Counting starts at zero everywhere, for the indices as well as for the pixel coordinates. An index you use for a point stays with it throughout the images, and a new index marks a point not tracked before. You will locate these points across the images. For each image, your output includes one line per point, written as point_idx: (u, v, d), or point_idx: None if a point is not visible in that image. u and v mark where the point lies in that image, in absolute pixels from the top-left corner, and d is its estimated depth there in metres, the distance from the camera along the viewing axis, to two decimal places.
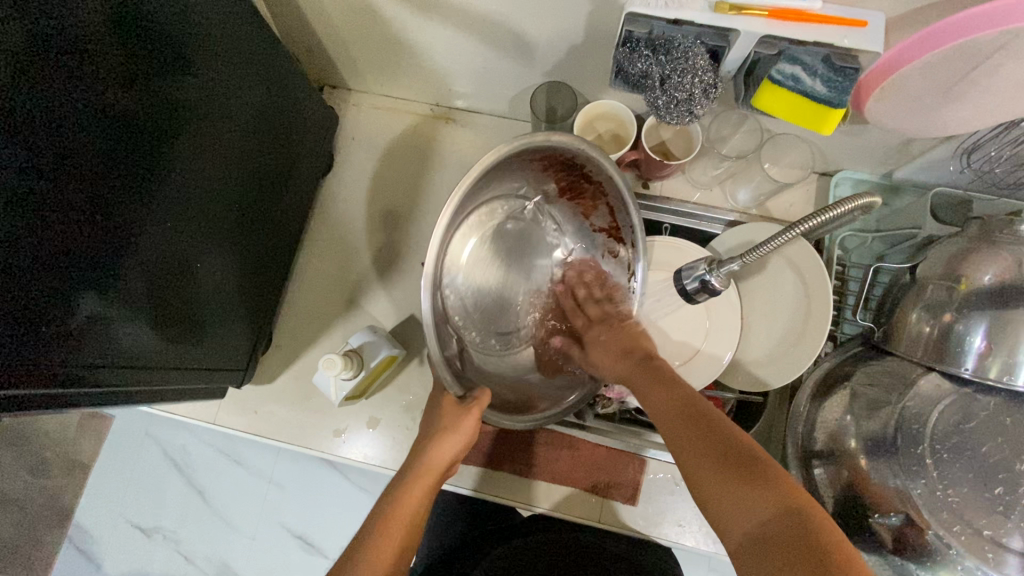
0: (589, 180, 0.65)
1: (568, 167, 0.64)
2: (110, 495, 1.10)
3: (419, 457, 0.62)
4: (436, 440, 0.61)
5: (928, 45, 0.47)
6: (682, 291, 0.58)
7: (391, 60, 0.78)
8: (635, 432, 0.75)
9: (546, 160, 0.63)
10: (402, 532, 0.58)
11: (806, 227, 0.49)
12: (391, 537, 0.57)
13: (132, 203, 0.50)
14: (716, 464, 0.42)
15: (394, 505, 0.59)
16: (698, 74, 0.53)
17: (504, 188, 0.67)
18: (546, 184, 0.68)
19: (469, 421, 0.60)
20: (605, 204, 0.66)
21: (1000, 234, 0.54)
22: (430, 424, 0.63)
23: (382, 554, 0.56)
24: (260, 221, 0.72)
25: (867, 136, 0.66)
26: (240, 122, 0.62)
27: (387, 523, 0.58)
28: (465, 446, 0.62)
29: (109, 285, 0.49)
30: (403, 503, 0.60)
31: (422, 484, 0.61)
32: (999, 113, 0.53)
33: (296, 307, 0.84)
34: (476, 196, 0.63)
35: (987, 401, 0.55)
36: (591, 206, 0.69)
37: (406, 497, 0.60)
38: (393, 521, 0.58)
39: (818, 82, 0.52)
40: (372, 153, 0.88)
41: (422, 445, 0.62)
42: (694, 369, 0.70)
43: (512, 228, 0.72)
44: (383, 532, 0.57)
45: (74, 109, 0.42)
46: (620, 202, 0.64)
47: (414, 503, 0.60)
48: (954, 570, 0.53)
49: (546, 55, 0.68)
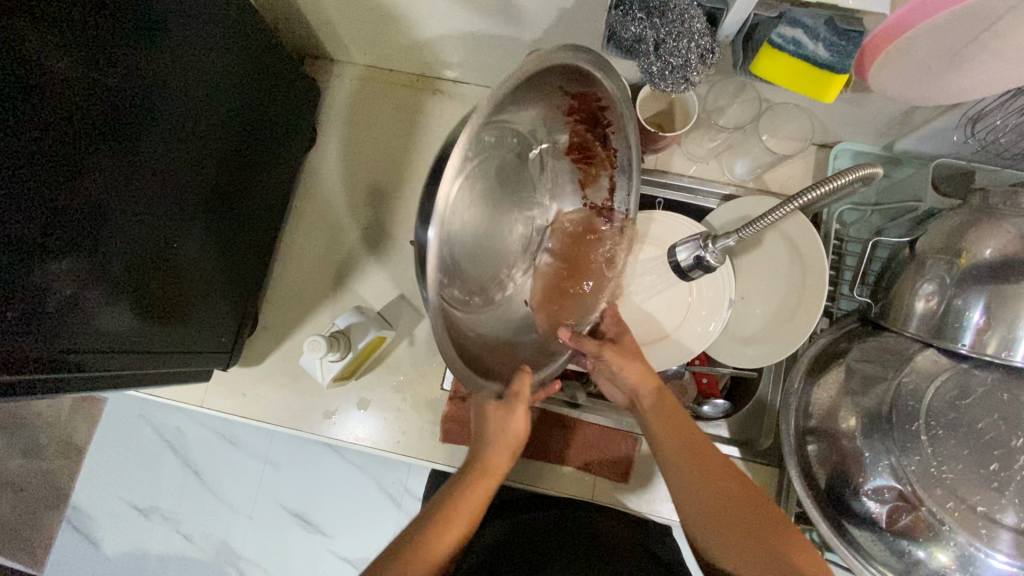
0: (606, 142, 0.60)
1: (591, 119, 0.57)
2: (106, 478, 1.09)
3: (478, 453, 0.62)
4: (495, 439, 0.62)
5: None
6: (675, 267, 0.56)
7: (373, 28, 0.75)
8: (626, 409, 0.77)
9: (574, 103, 0.55)
10: (459, 528, 0.57)
11: (806, 199, 0.47)
12: (452, 536, 0.56)
13: (102, 182, 0.47)
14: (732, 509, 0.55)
15: (453, 501, 0.58)
16: (695, 38, 0.50)
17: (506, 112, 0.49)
18: (560, 136, 0.58)
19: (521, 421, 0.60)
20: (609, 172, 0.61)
21: (1003, 206, 0.53)
22: (478, 427, 0.63)
23: (438, 549, 0.55)
24: (242, 199, 0.69)
25: (869, 105, 0.64)
26: (217, 98, 0.59)
27: (446, 515, 0.57)
28: (519, 443, 0.63)
29: (86, 267, 0.47)
30: (462, 501, 0.59)
31: (482, 486, 0.60)
32: (1006, 80, 0.51)
33: (280, 287, 0.82)
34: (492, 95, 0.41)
35: (985, 376, 0.54)
36: (591, 177, 0.61)
37: (465, 496, 0.59)
38: (452, 516, 0.57)
39: (821, 46, 0.49)
40: (356, 127, 0.85)
41: (479, 444, 0.62)
42: (674, 346, 0.70)
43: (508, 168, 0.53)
44: (443, 525, 0.56)
45: (24, 80, 0.39)
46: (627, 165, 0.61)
47: (474, 502, 0.59)
48: (946, 546, 0.53)
49: (536, 21, 0.65)
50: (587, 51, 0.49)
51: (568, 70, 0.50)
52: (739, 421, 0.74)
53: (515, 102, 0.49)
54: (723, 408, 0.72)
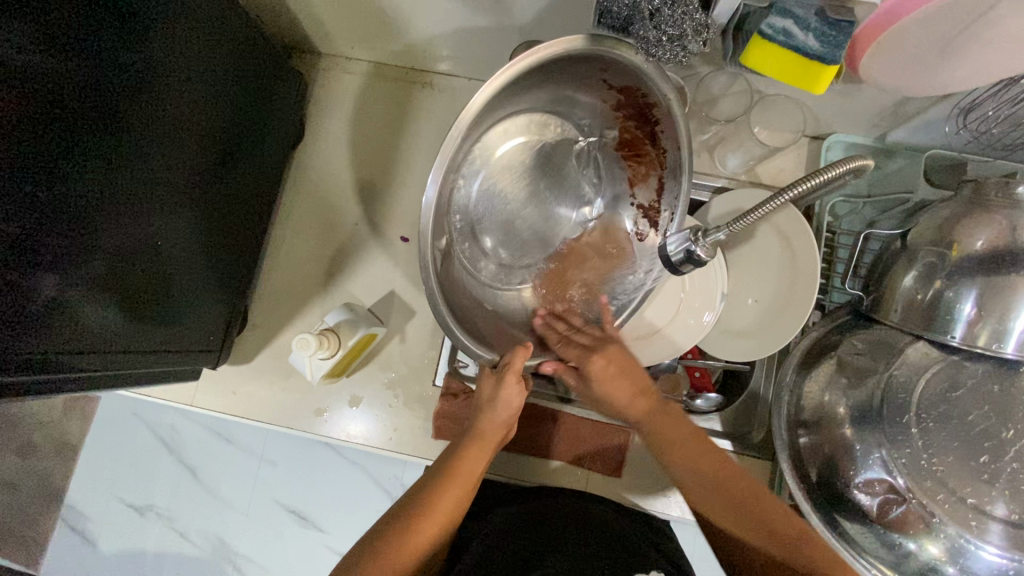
0: (655, 143, 0.62)
1: (642, 115, 0.61)
2: (99, 477, 1.08)
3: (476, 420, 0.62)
4: (487, 408, 0.61)
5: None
6: (665, 260, 0.55)
7: (361, 21, 0.74)
8: None
9: (624, 99, 0.61)
10: (462, 490, 0.58)
11: (796, 192, 0.46)
12: (450, 497, 0.57)
13: (87, 178, 0.46)
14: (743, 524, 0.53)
15: (455, 462, 0.59)
16: (690, 8, 0.50)
17: (567, 130, 0.68)
18: (610, 129, 0.66)
19: (512, 386, 0.60)
20: (659, 175, 0.64)
21: (996, 197, 0.52)
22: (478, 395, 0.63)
23: (443, 507, 0.56)
24: (230, 195, 0.69)
25: (861, 96, 0.64)
26: (204, 94, 0.58)
27: (449, 476, 0.58)
28: (515, 413, 0.62)
29: (71, 268, 0.47)
30: (464, 464, 0.59)
31: (481, 450, 0.61)
32: (998, 70, 0.51)
33: (270, 286, 0.81)
34: (549, 105, 0.65)
35: (975, 368, 0.54)
36: (640, 176, 0.66)
37: (465, 459, 0.59)
38: (452, 480, 0.58)
39: (811, 37, 0.49)
40: (345, 120, 0.84)
41: (476, 412, 0.62)
42: (667, 340, 0.69)
43: (550, 151, 0.68)
44: (445, 487, 0.57)
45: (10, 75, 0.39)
46: (674, 170, 0.62)
47: (475, 465, 0.60)
48: (937, 538, 0.53)
49: (524, 12, 0.64)
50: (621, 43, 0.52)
51: (602, 60, 0.55)
52: (733, 416, 0.74)
53: (538, 87, 0.60)
54: (716, 401, 0.74)
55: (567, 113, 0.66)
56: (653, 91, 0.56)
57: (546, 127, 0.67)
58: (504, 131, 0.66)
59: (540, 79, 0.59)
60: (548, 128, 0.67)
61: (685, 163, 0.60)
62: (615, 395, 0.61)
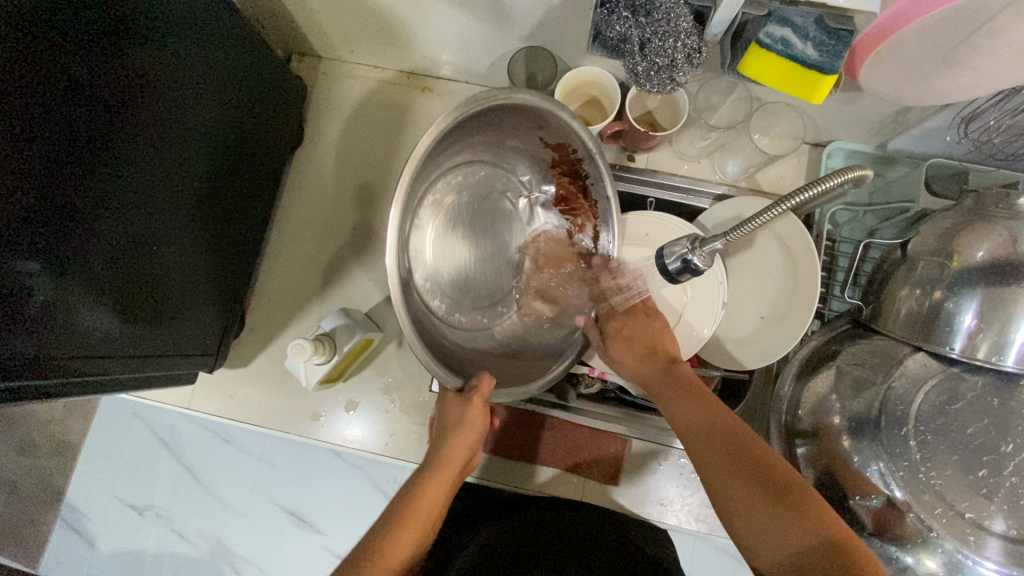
0: (586, 197, 0.66)
1: (572, 168, 0.65)
2: (98, 476, 1.08)
3: (437, 452, 0.62)
4: (451, 432, 0.61)
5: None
6: (663, 270, 0.55)
7: (359, 25, 0.74)
8: (629, 417, 0.74)
9: (558, 155, 0.65)
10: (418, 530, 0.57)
11: (797, 201, 0.46)
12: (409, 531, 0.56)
13: (90, 180, 0.47)
14: (745, 494, 0.45)
15: (414, 498, 0.58)
16: (681, 37, 0.49)
17: (505, 182, 0.69)
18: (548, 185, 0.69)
19: (473, 410, 0.59)
20: (593, 225, 0.67)
21: (997, 208, 0.52)
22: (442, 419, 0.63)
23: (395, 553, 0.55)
24: (227, 198, 0.68)
25: (862, 105, 0.63)
26: (207, 99, 0.59)
27: (406, 518, 0.57)
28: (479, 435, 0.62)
29: (68, 271, 0.47)
30: (420, 499, 0.59)
31: (442, 476, 0.61)
32: (998, 81, 0.50)
33: (267, 289, 0.81)
34: (487, 156, 0.67)
35: (975, 380, 0.53)
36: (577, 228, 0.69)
37: (422, 496, 0.59)
38: (412, 513, 0.57)
39: (809, 45, 0.48)
40: (344, 126, 0.84)
41: (440, 439, 0.62)
42: None
43: (490, 209, 0.68)
44: (399, 529, 0.56)
45: (17, 75, 0.40)
46: (605, 218, 0.65)
47: (433, 498, 0.59)
48: (935, 553, 0.52)
49: (522, 18, 0.64)
50: (530, 88, 0.57)
51: (525, 110, 0.59)
52: None
53: (464, 148, 0.63)
54: None
55: (508, 168, 0.68)
56: (585, 148, 0.61)
57: (484, 179, 0.68)
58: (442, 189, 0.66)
59: (480, 124, 0.60)
60: (487, 189, 0.68)
61: (614, 208, 0.64)
62: (630, 360, 0.62)
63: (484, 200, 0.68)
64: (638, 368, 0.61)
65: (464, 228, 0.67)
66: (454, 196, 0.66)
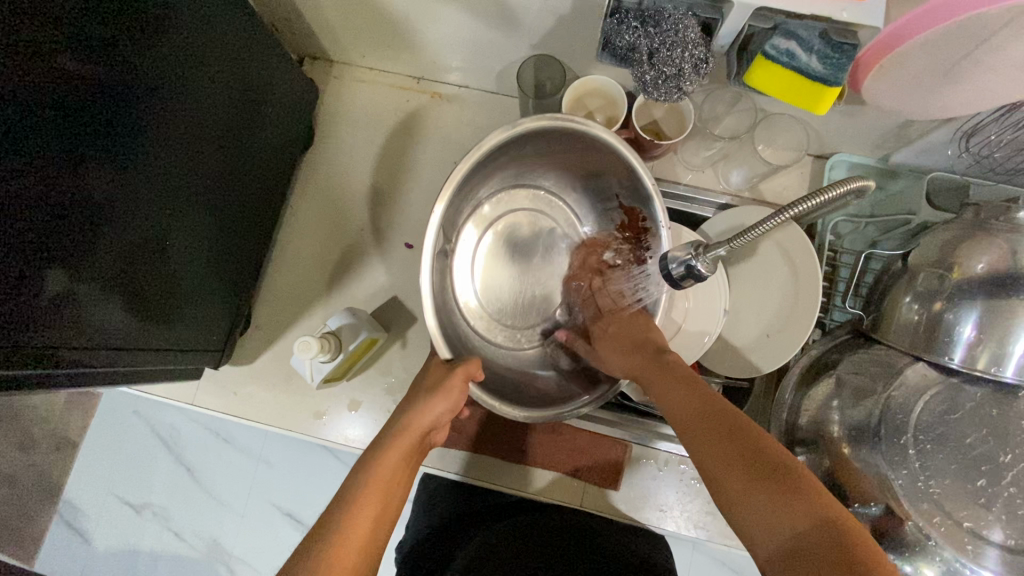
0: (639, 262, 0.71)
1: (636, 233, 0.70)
2: (97, 473, 1.08)
3: (400, 420, 0.59)
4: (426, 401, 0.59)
5: (943, 14, 0.44)
6: (666, 276, 0.56)
7: (372, 29, 0.75)
8: (637, 421, 0.74)
9: (627, 222, 0.71)
10: (381, 496, 0.53)
11: (799, 210, 0.46)
12: (367, 511, 0.52)
13: (101, 176, 0.48)
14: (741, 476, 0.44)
15: (373, 465, 0.55)
16: (689, 48, 0.50)
17: (562, 216, 0.78)
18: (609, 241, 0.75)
19: (456, 381, 0.59)
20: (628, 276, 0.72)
21: (997, 221, 0.53)
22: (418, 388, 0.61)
23: (361, 522, 0.51)
24: (238, 196, 0.69)
25: (865, 118, 0.64)
26: (219, 97, 0.60)
27: (364, 492, 0.53)
28: (452, 410, 0.60)
29: (79, 264, 0.47)
30: (380, 464, 0.55)
31: (404, 446, 0.57)
32: (1000, 95, 0.51)
33: (276, 289, 0.82)
34: (559, 191, 0.76)
35: (974, 391, 0.54)
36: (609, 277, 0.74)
37: (382, 463, 0.55)
38: (372, 488, 0.53)
39: (815, 58, 0.50)
40: (356, 129, 0.85)
41: (412, 406, 0.59)
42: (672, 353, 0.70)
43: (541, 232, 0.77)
44: (360, 498, 0.52)
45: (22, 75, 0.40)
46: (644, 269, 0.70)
47: (395, 463, 0.56)
48: (933, 561, 0.52)
49: (533, 27, 0.65)
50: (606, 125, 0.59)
51: (583, 145, 0.63)
52: None
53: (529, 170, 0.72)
54: None
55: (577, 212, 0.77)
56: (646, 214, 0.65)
57: (551, 208, 0.77)
58: (502, 205, 0.76)
59: (551, 156, 0.69)
60: (543, 217, 0.77)
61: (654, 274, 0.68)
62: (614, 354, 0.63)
63: (543, 229, 0.77)
64: (624, 361, 0.61)
65: (507, 245, 0.77)
66: (516, 210, 0.77)
